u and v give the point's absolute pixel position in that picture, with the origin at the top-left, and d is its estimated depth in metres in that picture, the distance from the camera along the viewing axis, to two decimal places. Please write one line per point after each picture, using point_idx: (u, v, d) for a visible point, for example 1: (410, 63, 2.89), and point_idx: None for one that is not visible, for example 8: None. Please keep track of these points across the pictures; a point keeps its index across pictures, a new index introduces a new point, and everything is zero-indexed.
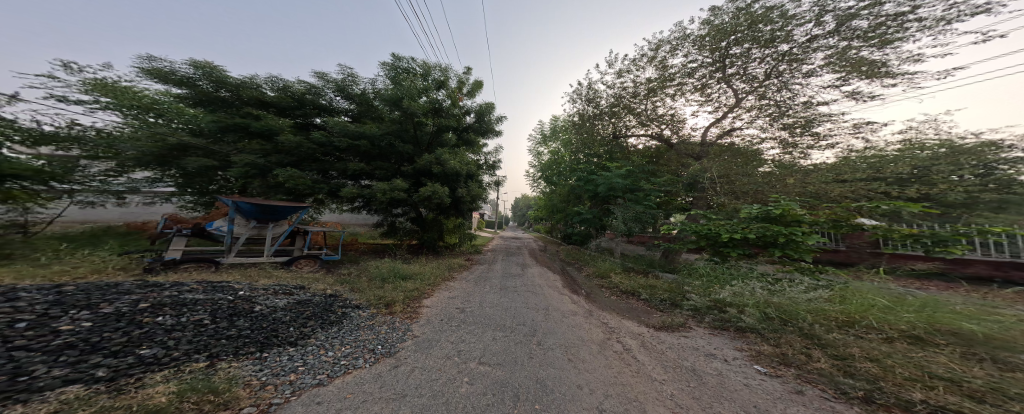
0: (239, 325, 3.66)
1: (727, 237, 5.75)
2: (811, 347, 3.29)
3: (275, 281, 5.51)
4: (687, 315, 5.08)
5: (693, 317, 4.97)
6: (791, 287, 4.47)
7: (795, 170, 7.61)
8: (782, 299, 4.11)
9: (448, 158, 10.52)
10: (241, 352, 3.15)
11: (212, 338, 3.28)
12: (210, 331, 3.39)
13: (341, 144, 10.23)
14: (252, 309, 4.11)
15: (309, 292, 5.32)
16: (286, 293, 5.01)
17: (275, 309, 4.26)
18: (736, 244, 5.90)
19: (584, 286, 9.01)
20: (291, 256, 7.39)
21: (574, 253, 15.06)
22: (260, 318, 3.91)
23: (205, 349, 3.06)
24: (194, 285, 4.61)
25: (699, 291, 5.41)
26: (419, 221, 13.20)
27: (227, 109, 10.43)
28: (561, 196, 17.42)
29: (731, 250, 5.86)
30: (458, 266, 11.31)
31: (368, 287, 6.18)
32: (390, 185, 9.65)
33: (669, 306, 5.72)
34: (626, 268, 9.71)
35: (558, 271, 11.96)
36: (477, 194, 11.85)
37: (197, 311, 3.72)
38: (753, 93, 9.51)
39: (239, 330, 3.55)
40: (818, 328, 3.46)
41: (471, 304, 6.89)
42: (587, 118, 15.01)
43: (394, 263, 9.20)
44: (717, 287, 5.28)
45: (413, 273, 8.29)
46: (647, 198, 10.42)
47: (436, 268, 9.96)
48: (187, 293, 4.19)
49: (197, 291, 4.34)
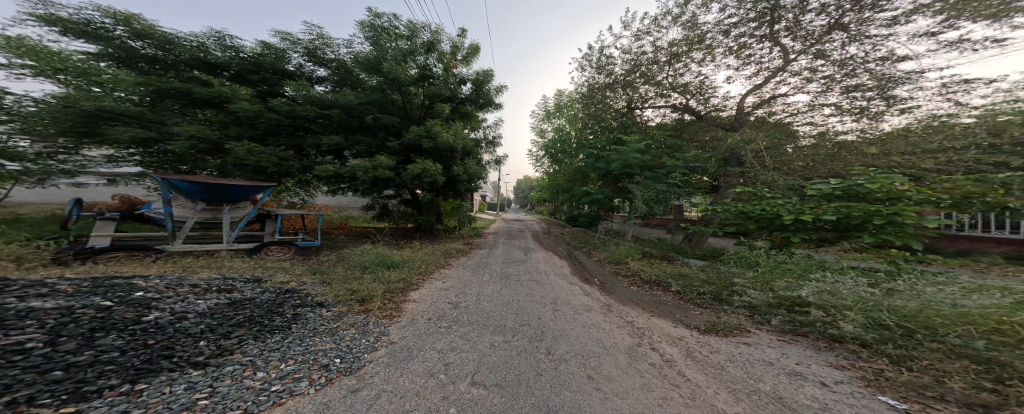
0: (102, 345, 2.59)
1: (790, 219, 4.52)
2: (995, 383, 2.10)
3: (219, 275, 4.53)
4: (743, 314, 3.98)
5: (751, 317, 3.86)
6: (917, 286, 3.26)
7: (838, 146, 6.63)
8: (912, 302, 2.92)
9: (440, 130, 9.34)
10: (90, 389, 2.08)
11: (37, 372, 2.19)
12: (37, 359, 2.31)
13: (318, 116, 9.07)
14: (143, 320, 3.05)
15: (259, 288, 4.29)
16: (222, 291, 3.98)
17: (185, 317, 3.21)
18: (800, 230, 4.74)
19: (595, 273, 7.99)
20: (259, 243, 6.36)
21: (581, 236, 14.00)
22: (150, 333, 2.85)
23: (8, 392, 1.96)
24: (63, 286, 3.55)
25: (756, 286, 4.29)
26: (414, 203, 12.23)
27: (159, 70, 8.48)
28: (568, 176, 16.19)
29: (791, 235, 4.70)
30: (455, 251, 10.30)
31: (341, 279, 5.19)
32: (375, 162, 8.52)
33: (711, 301, 4.60)
34: (645, 253, 8.57)
35: (565, 255, 10.88)
36: (475, 171, 10.73)
37: (28, 331, 2.62)
38: (806, 52, 8.15)
39: (97, 354, 2.47)
40: (993, 349, 2.27)
41: (467, 298, 5.86)
42: (599, 90, 13.56)
43: (382, 249, 8.22)
44: (782, 281, 4.14)
45: (401, 259, 7.31)
46: (670, 176, 9.21)
47: (430, 254, 8.94)
48: (29, 301, 3.09)
49: (53, 297, 3.27)
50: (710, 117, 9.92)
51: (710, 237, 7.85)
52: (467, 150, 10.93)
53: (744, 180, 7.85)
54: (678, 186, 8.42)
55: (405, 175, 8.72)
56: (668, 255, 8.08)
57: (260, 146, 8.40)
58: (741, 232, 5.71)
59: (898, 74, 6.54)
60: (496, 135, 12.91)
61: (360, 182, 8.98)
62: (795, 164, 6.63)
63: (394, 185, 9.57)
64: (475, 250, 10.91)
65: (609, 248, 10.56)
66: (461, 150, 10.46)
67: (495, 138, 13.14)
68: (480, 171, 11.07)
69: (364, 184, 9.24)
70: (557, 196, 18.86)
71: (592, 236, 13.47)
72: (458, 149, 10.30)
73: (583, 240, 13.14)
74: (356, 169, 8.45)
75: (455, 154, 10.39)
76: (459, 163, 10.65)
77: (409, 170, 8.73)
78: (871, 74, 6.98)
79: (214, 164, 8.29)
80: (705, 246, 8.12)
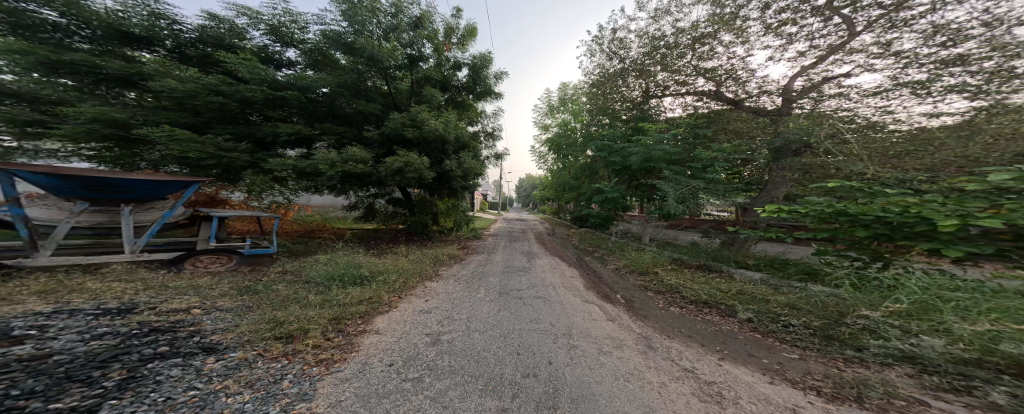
0: None
1: (953, 226, 2.93)
2: None
3: (52, 308, 3.13)
4: (910, 377, 2.43)
5: (934, 388, 2.28)
6: None
7: (924, 136, 4.84)
8: None
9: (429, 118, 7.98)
10: None
11: None
12: None
13: (285, 103, 7.71)
14: None
15: (97, 335, 2.73)
16: (5, 344, 2.49)
17: None
18: (958, 243, 3.12)
19: (616, 286, 6.46)
20: (184, 252, 4.90)
21: (591, 238, 12.53)
22: None
23: None
24: None
25: (919, 331, 2.73)
26: (403, 202, 10.80)
27: (75, 41, 6.63)
28: (575, 173, 14.73)
29: (942, 249, 3.15)
30: (447, 257, 8.86)
31: (271, 303, 3.70)
32: (352, 155, 7.17)
33: (823, 344, 3.03)
34: (676, 261, 7.02)
35: (575, 262, 9.34)
36: (470, 167, 9.33)
37: None
38: (874, 26, 6.68)
39: None
40: None
41: (452, 325, 4.35)
42: (609, 79, 12.10)
43: (357, 256, 6.84)
44: (976, 324, 2.59)
45: (376, 268, 5.88)
46: (704, 169, 7.62)
47: (416, 262, 7.49)
48: None
49: None
50: (745, 102, 8.38)
51: (759, 241, 6.32)
52: (462, 143, 9.58)
53: (800, 170, 6.32)
54: (718, 181, 6.82)
55: (387, 169, 7.34)
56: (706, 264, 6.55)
57: (211, 137, 7.03)
58: (830, 236, 4.10)
59: (1018, 39, 5.01)
60: (495, 128, 11.53)
61: (335, 178, 7.60)
62: (878, 151, 5.06)
63: (376, 182, 8.19)
64: (471, 256, 9.50)
65: (627, 254, 9.04)
66: (454, 143, 9.10)
67: (495, 132, 11.76)
68: (477, 166, 9.68)
69: (341, 181, 7.87)
70: (562, 196, 17.43)
71: (604, 238, 12.00)
72: (451, 141, 8.94)
73: (595, 243, 11.65)
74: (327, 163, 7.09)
75: (447, 146, 9.03)
76: (453, 158, 9.29)
77: (393, 164, 7.36)
78: (970, 40, 5.44)
79: (156, 159, 6.91)
80: (753, 250, 6.58)
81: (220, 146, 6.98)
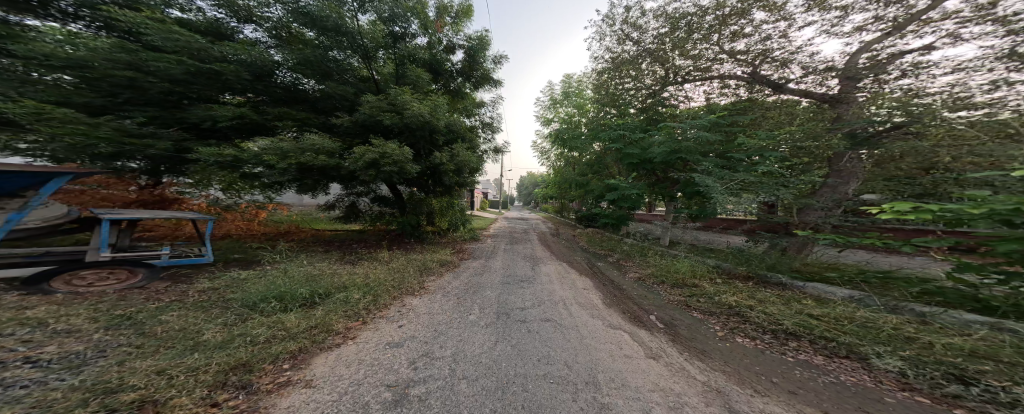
0: None
1: None
2: None
3: None
4: None
5: None
6: None
7: None
8: None
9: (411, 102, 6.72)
10: None
11: None
12: None
13: (233, 83, 6.35)
14: None
15: None
16: None
17: None
18: None
19: (646, 303, 5.06)
20: (61, 268, 3.50)
21: (601, 240, 11.18)
22: None
23: None
24: None
25: None
26: (390, 201, 9.51)
27: None
28: (582, 170, 13.39)
29: None
30: (439, 264, 7.54)
31: (130, 351, 2.30)
32: (315, 144, 5.89)
33: None
34: (715, 269, 5.62)
35: (588, 269, 7.96)
36: (461, 161, 8.05)
37: None
38: None
39: None
40: None
41: (428, 370, 3.00)
42: (620, 64, 10.70)
43: (321, 264, 5.53)
44: None
45: (336, 280, 4.55)
46: (748, 158, 6.19)
47: (398, 270, 6.18)
48: None
49: None
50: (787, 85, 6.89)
51: (825, 243, 4.97)
52: (453, 133, 8.32)
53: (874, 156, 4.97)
54: (770, 170, 5.39)
55: (358, 161, 6.06)
56: (755, 272, 5.19)
57: (125, 123, 5.53)
58: (1001, 245, 2.65)
59: None
60: (493, 119, 10.31)
61: (297, 171, 6.33)
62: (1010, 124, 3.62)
63: (348, 177, 6.90)
64: (465, 262, 8.22)
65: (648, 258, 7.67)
66: (442, 133, 7.84)
67: (492, 123, 10.57)
68: (471, 159, 8.39)
69: (306, 175, 6.59)
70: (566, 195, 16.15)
71: (615, 240, 10.67)
72: (439, 130, 7.69)
73: (605, 245, 10.30)
74: (285, 153, 5.81)
75: (434, 136, 7.78)
76: (442, 150, 8.03)
77: (365, 156, 6.07)
78: None
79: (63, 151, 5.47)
80: (816, 254, 5.22)
81: (140, 134, 5.56)
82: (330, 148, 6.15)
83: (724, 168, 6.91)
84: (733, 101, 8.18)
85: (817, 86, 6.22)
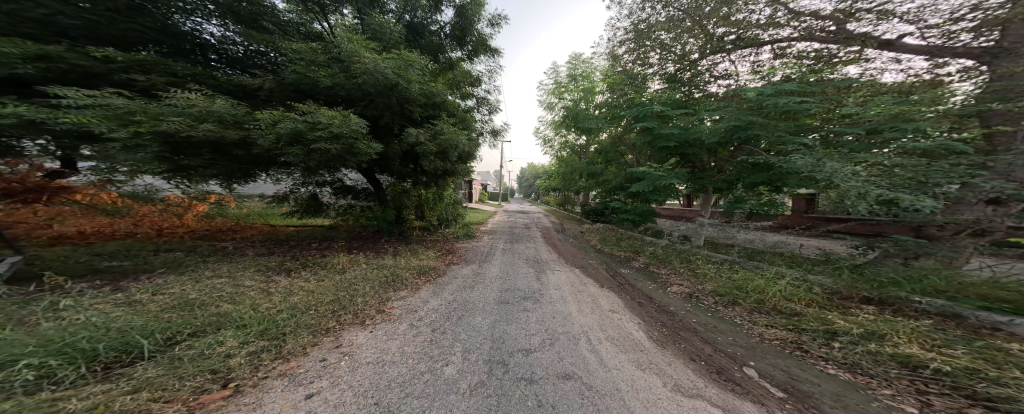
0: None
1: None
2: None
3: None
4: None
5: None
6: None
7: None
8: None
9: (363, 59, 5.04)
10: None
11: None
12: None
13: (53, 11, 3.94)
14: None
15: None
16: None
17: None
18: None
19: (720, 341, 3.25)
20: None
21: (614, 238, 9.52)
22: None
23: None
24: None
25: None
26: (364, 192, 7.94)
27: None
28: (594, 158, 11.71)
29: None
30: (415, 269, 5.75)
31: None
32: (200, 108, 4.27)
33: None
34: (803, 284, 3.80)
35: (609, 278, 6.13)
36: (441, 141, 6.40)
37: None
38: None
39: None
40: None
41: None
42: (643, 33, 8.93)
43: (224, 277, 3.66)
44: None
45: (216, 305, 2.77)
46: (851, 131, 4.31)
47: (347, 281, 4.35)
48: None
49: None
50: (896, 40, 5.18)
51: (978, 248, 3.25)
52: (429, 107, 6.66)
53: None
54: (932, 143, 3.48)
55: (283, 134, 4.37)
56: (867, 290, 3.46)
57: None
58: None
59: None
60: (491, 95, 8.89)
61: (174, 146, 4.57)
62: None
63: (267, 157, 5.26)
64: (450, 266, 6.46)
65: (685, 261, 5.92)
66: (415, 105, 6.18)
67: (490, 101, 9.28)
68: (457, 137, 6.60)
69: (199, 151, 4.86)
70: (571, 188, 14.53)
71: (633, 238, 9.02)
72: (408, 101, 6.03)
73: (620, 244, 8.60)
74: (142, 115, 4.00)
75: (403, 108, 6.11)
76: (415, 128, 6.39)
77: (293, 127, 4.39)
78: None
79: None
80: (965, 264, 3.43)
81: None
82: (232, 116, 4.49)
83: (799, 150, 5.19)
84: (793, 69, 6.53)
85: (942, 39, 4.48)
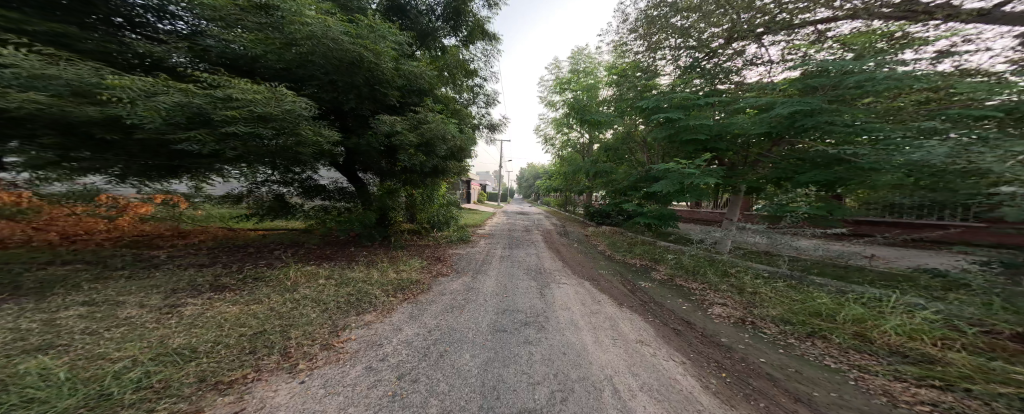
0: None
1: None
2: None
3: None
4: None
5: None
6: None
7: None
8: None
9: (304, 21, 4.07)
10: None
11: None
12: None
13: None
14: None
15: None
16: None
17: None
18: None
19: (821, 396, 2.20)
20: None
21: (624, 242, 8.52)
22: None
23: None
24: None
25: None
26: (341, 192, 6.89)
27: None
28: (599, 156, 10.79)
29: None
30: (391, 281, 4.72)
31: None
32: (19, 70, 2.76)
33: None
34: (909, 318, 2.73)
35: (628, 293, 5.07)
36: (423, 130, 5.43)
37: None
38: None
39: None
40: None
41: None
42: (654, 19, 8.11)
43: (105, 300, 2.60)
44: None
45: (17, 362, 1.68)
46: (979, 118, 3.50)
47: (290, 303, 3.30)
48: None
49: None
50: (1003, 10, 4.48)
51: None
52: (404, 91, 5.71)
53: None
54: None
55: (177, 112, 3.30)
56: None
57: None
58: None
59: None
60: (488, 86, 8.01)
61: None
62: None
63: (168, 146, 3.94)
64: (436, 278, 5.42)
65: (721, 273, 4.90)
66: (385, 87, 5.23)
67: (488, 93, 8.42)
68: (442, 126, 5.61)
69: (30, 132, 3.15)
70: (573, 189, 13.58)
71: (647, 243, 8.02)
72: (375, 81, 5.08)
73: (632, 250, 7.58)
74: None
75: (371, 91, 5.17)
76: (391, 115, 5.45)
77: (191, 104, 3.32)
78: None
79: None
80: None
81: None
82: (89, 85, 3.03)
83: (864, 140, 4.31)
84: (837, 50, 5.67)
85: None
